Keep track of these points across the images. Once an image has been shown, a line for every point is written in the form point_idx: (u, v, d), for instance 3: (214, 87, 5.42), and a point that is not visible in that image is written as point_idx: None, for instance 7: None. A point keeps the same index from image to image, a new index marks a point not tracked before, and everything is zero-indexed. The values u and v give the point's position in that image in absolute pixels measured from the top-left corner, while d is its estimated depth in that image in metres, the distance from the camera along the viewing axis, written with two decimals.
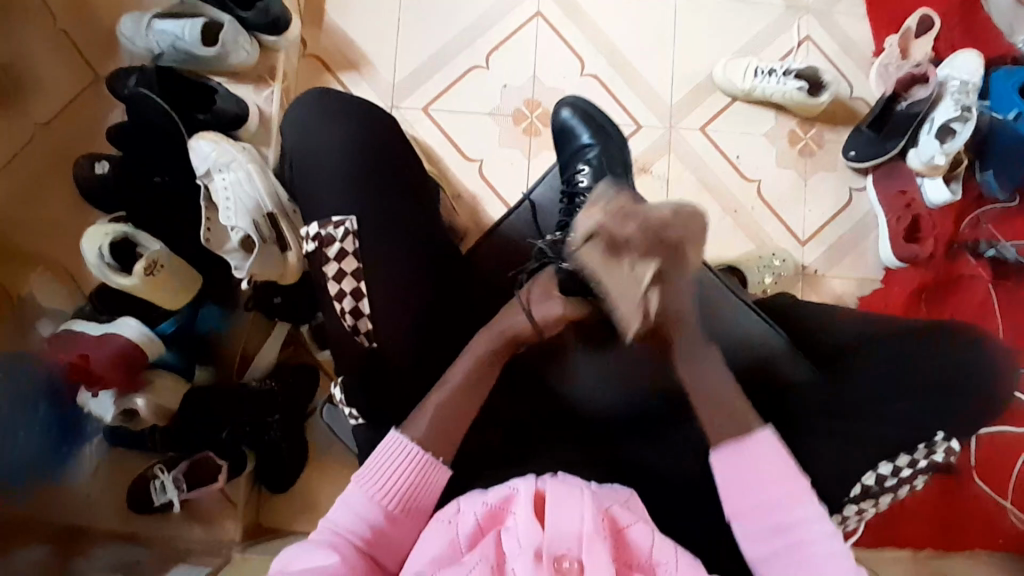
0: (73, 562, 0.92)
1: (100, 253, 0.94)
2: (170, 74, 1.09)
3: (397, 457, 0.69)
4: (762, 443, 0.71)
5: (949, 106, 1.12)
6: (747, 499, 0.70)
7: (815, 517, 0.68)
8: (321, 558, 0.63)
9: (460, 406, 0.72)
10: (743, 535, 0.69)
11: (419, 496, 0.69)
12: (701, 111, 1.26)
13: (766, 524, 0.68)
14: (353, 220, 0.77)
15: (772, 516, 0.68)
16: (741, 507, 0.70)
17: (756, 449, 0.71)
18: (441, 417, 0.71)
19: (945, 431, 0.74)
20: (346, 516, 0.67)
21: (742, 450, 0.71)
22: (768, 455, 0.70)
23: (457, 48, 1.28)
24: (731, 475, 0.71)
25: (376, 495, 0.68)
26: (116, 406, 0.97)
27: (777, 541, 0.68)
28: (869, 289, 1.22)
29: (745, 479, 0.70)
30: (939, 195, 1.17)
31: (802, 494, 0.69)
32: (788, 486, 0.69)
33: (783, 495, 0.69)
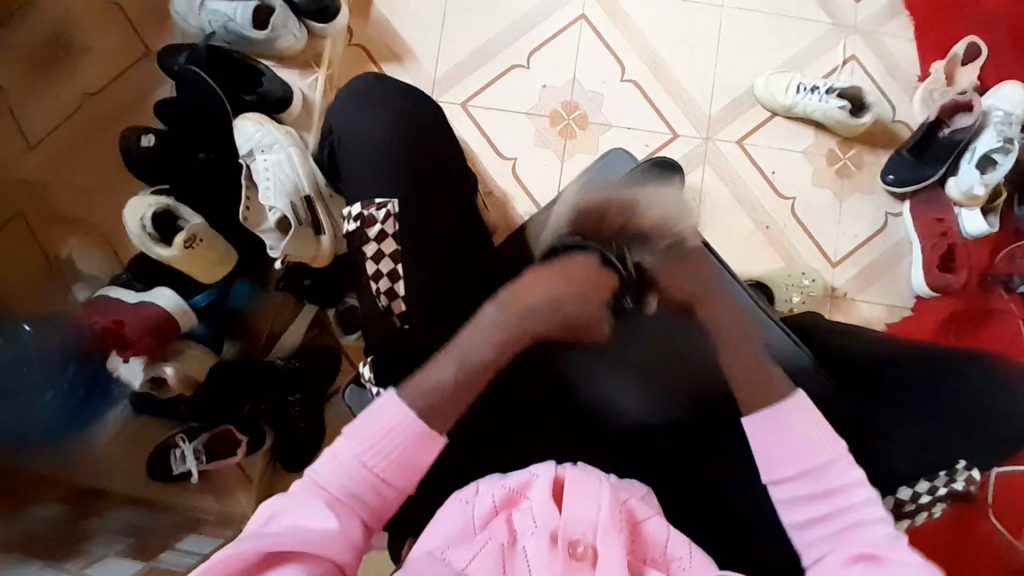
0: (88, 522, 0.96)
1: (142, 223, 0.96)
2: (222, 53, 1.11)
3: (390, 418, 0.65)
4: (797, 408, 0.69)
5: (991, 136, 1.11)
6: (784, 465, 0.68)
7: (856, 484, 0.66)
8: (311, 519, 0.60)
9: (468, 383, 0.69)
10: (782, 503, 0.68)
11: (412, 460, 0.65)
12: (740, 124, 1.26)
13: (806, 491, 0.67)
14: (395, 204, 0.79)
15: (811, 482, 0.67)
16: (777, 472, 0.68)
17: (796, 414, 0.69)
18: (448, 396, 0.67)
19: (967, 460, 0.74)
20: (334, 474, 0.63)
21: (778, 417, 0.69)
22: (806, 418, 0.69)
23: (499, 46, 1.29)
24: (767, 439, 0.69)
25: (368, 458, 0.64)
26: (144, 372, 1.00)
27: (818, 507, 0.66)
28: (898, 317, 1.20)
29: (783, 441, 0.69)
30: (977, 226, 1.15)
31: (839, 463, 0.67)
32: (828, 454, 0.67)
33: (821, 460, 0.67)
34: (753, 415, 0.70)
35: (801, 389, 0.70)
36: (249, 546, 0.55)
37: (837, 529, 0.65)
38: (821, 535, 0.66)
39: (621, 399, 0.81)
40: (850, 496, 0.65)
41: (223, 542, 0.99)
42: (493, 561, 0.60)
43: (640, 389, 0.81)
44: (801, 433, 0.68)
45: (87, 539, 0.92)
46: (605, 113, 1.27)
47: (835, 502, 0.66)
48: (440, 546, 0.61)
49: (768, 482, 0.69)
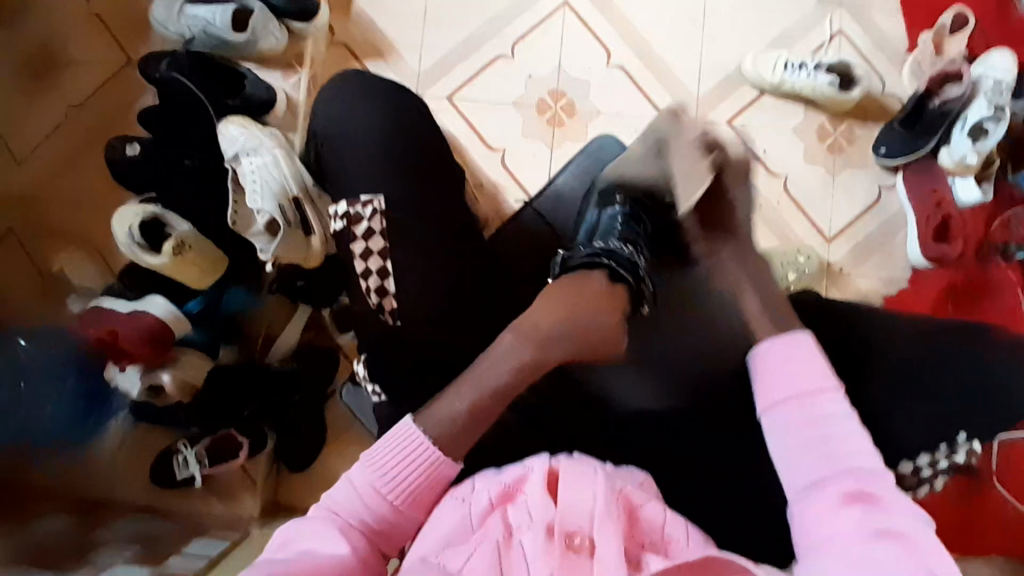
0: (95, 532, 0.97)
1: (129, 233, 0.96)
2: (206, 58, 1.11)
3: (405, 445, 0.65)
4: (797, 344, 0.73)
5: (983, 105, 1.08)
6: (778, 394, 0.71)
7: (848, 417, 0.67)
8: (324, 544, 0.60)
9: (480, 416, 0.67)
10: (773, 430, 0.69)
11: (426, 489, 0.65)
12: (730, 103, 1.25)
13: (796, 417, 0.68)
14: (380, 200, 0.78)
15: (805, 409, 0.68)
16: (771, 400, 0.71)
17: (800, 347, 0.73)
18: (457, 429, 0.66)
19: (967, 431, 0.75)
20: (349, 498, 0.64)
21: (782, 348, 0.73)
22: (808, 354, 0.72)
23: (483, 36, 1.28)
24: (767, 370, 0.73)
25: (381, 485, 0.64)
26: (143, 380, 1.00)
27: (806, 434, 0.67)
28: (896, 289, 1.20)
29: (784, 373, 0.72)
30: (970, 195, 1.13)
31: (833, 396, 0.69)
32: (825, 385, 0.69)
33: (814, 390, 0.69)
34: (761, 348, 0.75)
35: (804, 329, 0.75)
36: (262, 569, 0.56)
37: (826, 459, 0.65)
38: (807, 462, 0.66)
39: (623, 386, 0.81)
40: (841, 425, 0.67)
41: (231, 543, 0.99)
42: (490, 557, 0.60)
43: (641, 379, 0.82)
44: (802, 365, 0.71)
45: (94, 548, 0.92)
46: (592, 99, 1.26)
47: (825, 431, 0.67)
48: (434, 550, 0.61)
49: (761, 411, 0.71)
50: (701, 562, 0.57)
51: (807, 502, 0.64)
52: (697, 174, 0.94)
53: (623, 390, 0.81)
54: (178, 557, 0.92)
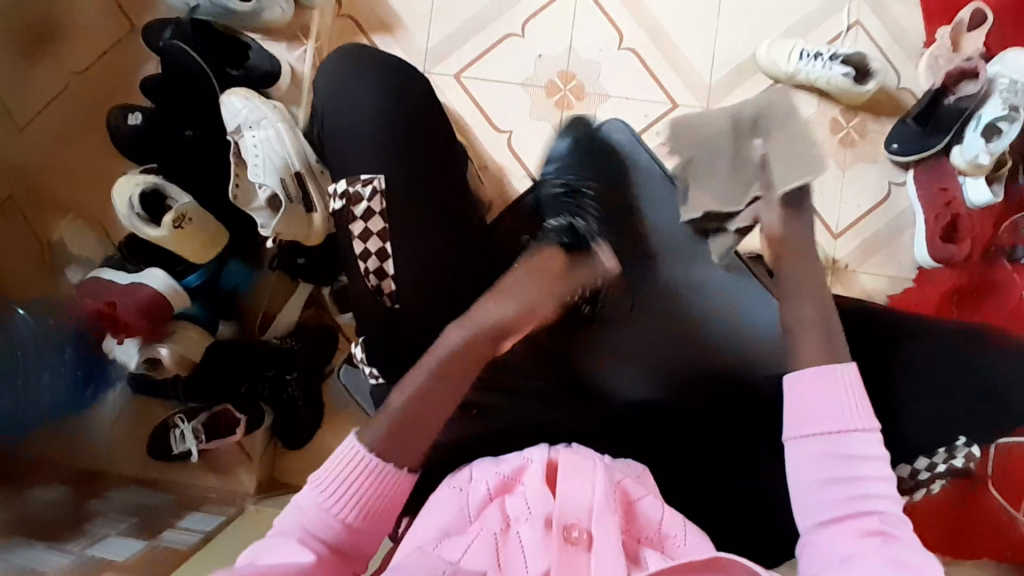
0: (90, 503, 0.97)
1: (131, 204, 0.95)
2: (204, 27, 1.09)
3: (347, 461, 0.66)
4: (840, 380, 0.67)
5: (997, 104, 1.06)
6: (810, 424, 0.66)
7: (878, 458, 0.64)
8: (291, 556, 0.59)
9: (423, 409, 0.70)
10: (796, 460, 0.66)
11: (380, 500, 0.66)
12: (742, 93, 1.23)
13: (830, 454, 0.65)
14: (381, 180, 0.77)
15: (839, 446, 0.64)
16: (802, 433, 0.66)
17: (841, 378, 0.67)
18: (398, 428, 0.68)
19: (967, 437, 0.77)
20: (296, 522, 0.64)
21: (820, 378, 0.67)
22: (848, 387, 0.67)
23: (493, 13, 1.25)
24: (801, 399, 0.67)
25: (329, 505, 0.64)
26: (140, 353, 1.00)
27: (835, 468, 0.64)
28: (901, 288, 1.19)
29: (820, 404, 0.67)
30: (981, 196, 1.12)
31: (868, 433, 0.65)
32: (861, 422, 0.65)
33: (850, 428, 0.65)
34: (792, 377, 0.69)
35: (852, 363, 0.69)
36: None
37: (850, 496, 0.63)
38: (830, 499, 0.63)
39: (622, 385, 0.81)
40: (870, 466, 0.64)
41: (226, 519, 0.99)
42: (488, 548, 0.60)
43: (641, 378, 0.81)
44: (842, 398, 0.66)
45: (89, 519, 0.92)
46: (602, 83, 1.23)
47: (852, 470, 0.64)
48: (430, 541, 0.62)
49: (788, 440, 0.67)
50: (701, 565, 0.57)
51: (823, 537, 0.63)
52: (803, 162, 0.79)
53: (623, 388, 0.81)
54: (172, 531, 0.92)
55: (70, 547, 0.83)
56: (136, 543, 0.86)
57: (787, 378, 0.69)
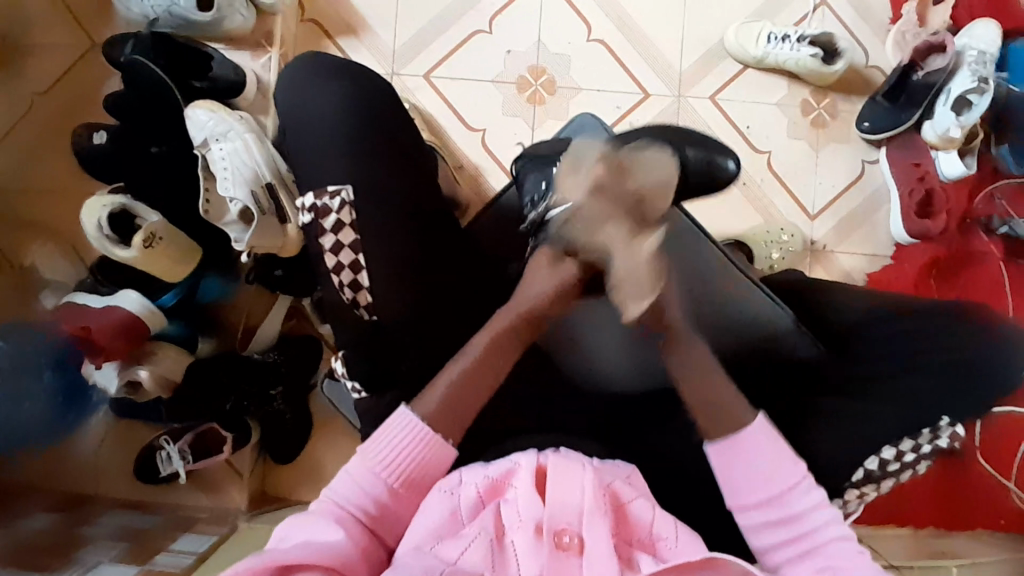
0: (78, 531, 0.96)
1: (99, 225, 0.92)
2: (170, 40, 1.05)
3: (402, 433, 0.68)
4: (756, 439, 0.68)
5: (967, 77, 1.09)
6: (744, 491, 0.68)
7: (816, 503, 0.66)
8: (327, 532, 0.61)
9: (462, 390, 0.70)
10: (750, 526, 0.68)
11: (424, 475, 0.68)
12: (712, 79, 1.23)
13: (769, 516, 0.67)
14: (349, 190, 0.74)
15: (776, 506, 0.67)
16: (742, 499, 0.68)
17: (757, 443, 0.68)
18: (444, 407, 0.69)
19: (949, 417, 0.73)
20: (348, 488, 0.66)
21: (736, 451, 0.68)
22: (767, 447, 0.68)
23: (459, 11, 1.24)
24: (728, 472, 0.69)
25: (379, 469, 0.66)
26: (119, 377, 0.98)
27: (781, 528, 0.66)
28: (879, 266, 1.19)
29: (745, 471, 0.68)
30: (954, 169, 1.13)
31: (800, 484, 0.67)
32: (788, 478, 0.67)
33: (783, 487, 0.67)
34: (716, 445, 0.69)
35: (761, 414, 0.69)
36: (258, 560, 0.55)
37: (799, 543, 0.65)
38: (785, 549, 0.66)
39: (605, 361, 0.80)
40: (809, 514, 0.66)
41: (220, 538, 0.99)
42: (483, 552, 0.61)
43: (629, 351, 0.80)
44: (764, 460, 0.68)
45: (81, 546, 0.91)
46: (573, 76, 1.23)
47: (795, 519, 0.66)
48: (428, 541, 0.62)
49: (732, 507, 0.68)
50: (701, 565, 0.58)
51: None
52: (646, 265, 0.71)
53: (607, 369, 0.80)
54: (166, 554, 0.91)
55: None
56: (129, 568, 0.85)
57: (708, 450, 0.70)
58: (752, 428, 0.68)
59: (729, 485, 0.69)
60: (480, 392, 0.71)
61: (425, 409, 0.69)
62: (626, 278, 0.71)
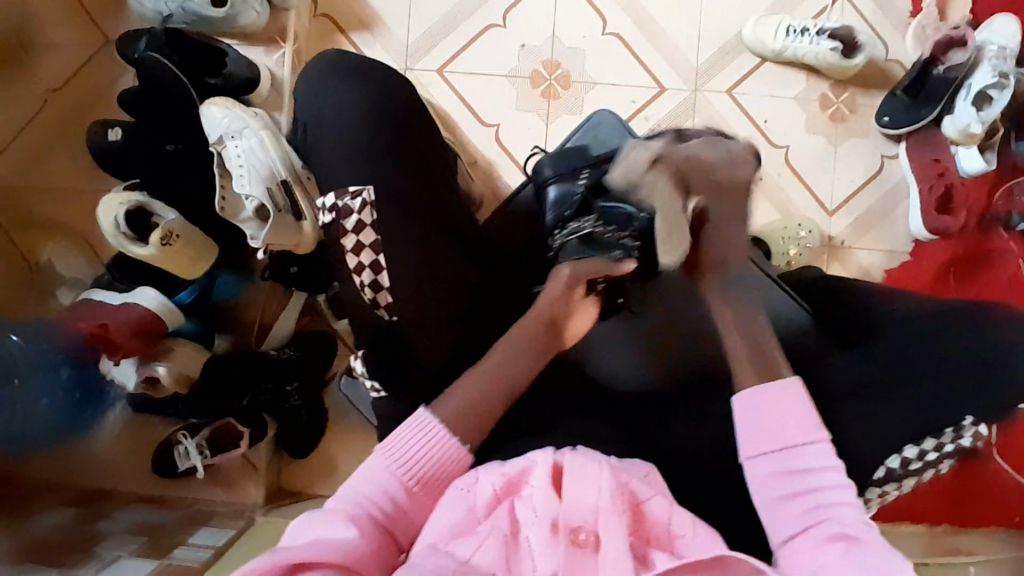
0: (98, 526, 0.97)
1: (116, 223, 0.93)
2: (180, 37, 1.04)
3: (419, 434, 0.68)
4: (789, 393, 0.68)
5: (986, 73, 1.06)
6: (762, 443, 0.67)
7: (832, 470, 0.65)
8: (340, 528, 0.61)
9: (484, 392, 0.71)
10: (757, 479, 0.66)
11: (440, 476, 0.68)
12: (729, 73, 1.21)
13: (782, 471, 0.66)
14: (370, 191, 0.74)
15: (791, 466, 0.65)
16: (758, 448, 0.67)
17: (788, 397, 0.68)
18: (465, 403, 0.70)
19: (975, 415, 0.72)
20: (365, 484, 0.66)
21: (763, 396, 0.68)
22: (796, 405, 0.68)
23: (474, 4, 1.23)
24: (752, 418, 0.68)
25: (396, 470, 0.66)
26: (137, 374, 0.98)
27: (792, 487, 0.65)
28: (897, 262, 1.18)
29: (768, 422, 0.67)
30: (974, 165, 1.11)
31: (822, 449, 0.66)
32: (811, 439, 0.66)
33: (803, 445, 0.66)
34: (744, 395, 0.69)
35: (796, 376, 0.70)
36: (271, 559, 0.55)
37: (807, 506, 0.64)
38: (794, 511, 0.64)
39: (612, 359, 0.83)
40: (824, 480, 0.64)
41: (236, 533, 0.99)
42: (498, 550, 0.60)
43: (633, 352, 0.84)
44: (789, 415, 0.67)
45: (98, 542, 0.92)
46: (587, 70, 1.21)
47: (808, 482, 0.65)
48: (442, 539, 0.62)
49: (745, 458, 0.67)
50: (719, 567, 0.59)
51: (792, 551, 0.63)
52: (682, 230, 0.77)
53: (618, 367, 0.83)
54: (182, 550, 0.92)
55: (83, 571, 0.83)
56: (146, 564, 0.86)
57: (736, 397, 0.69)
58: (786, 382, 0.68)
59: (744, 432, 0.68)
60: (502, 394, 0.72)
61: (447, 410, 0.70)
62: (664, 217, 0.76)
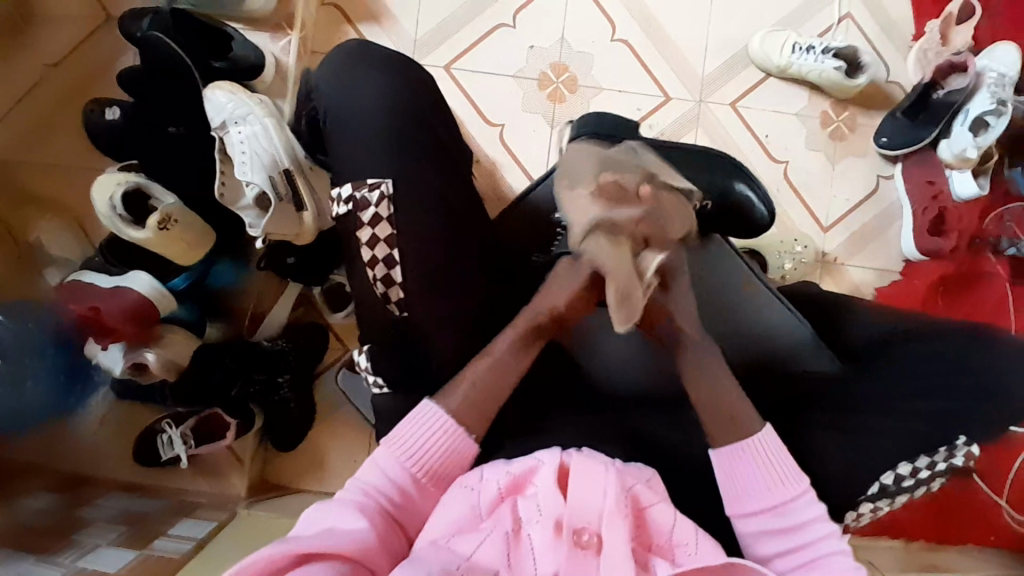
0: (78, 512, 0.95)
1: (111, 204, 0.90)
2: (188, 18, 1.02)
3: (428, 425, 0.68)
4: (763, 447, 0.68)
5: (985, 98, 1.08)
6: (747, 503, 0.67)
7: (817, 517, 0.66)
8: (349, 521, 0.61)
9: (491, 385, 0.71)
10: (748, 536, 0.67)
11: (448, 470, 0.68)
12: (734, 86, 1.22)
13: (773, 526, 0.66)
14: (388, 184, 0.73)
15: (778, 520, 0.66)
16: (744, 508, 0.67)
17: (764, 449, 0.68)
18: (473, 394, 0.70)
19: (967, 435, 0.73)
20: (376, 475, 0.66)
21: (745, 455, 0.68)
22: (773, 458, 0.68)
23: (483, 3, 1.22)
24: (734, 477, 0.68)
25: (405, 462, 0.66)
26: (126, 359, 0.96)
27: (784, 543, 0.66)
28: (888, 282, 1.20)
29: (747, 481, 0.68)
30: (967, 189, 1.13)
31: (805, 498, 0.67)
32: (793, 489, 0.67)
33: (787, 498, 0.66)
34: (723, 449, 0.69)
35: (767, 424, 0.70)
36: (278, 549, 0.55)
37: (801, 561, 0.65)
38: (786, 568, 0.65)
39: (613, 356, 0.81)
40: (812, 529, 0.66)
41: (218, 525, 0.97)
42: (500, 547, 0.60)
43: (632, 355, 0.81)
44: (763, 471, 0.67)
45: (79, 529, 0.90)
46: (595, 75, 1.22)
47: (796, 535, 0.66)
48: (444, 535, 0.62)
49: (733, 516, 0.68)
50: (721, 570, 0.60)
51: None
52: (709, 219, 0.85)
53: (611, 365, 0.81)
54: (165, 540, 0.90)
55: (62, 559, 0.80)
56: (127, 553, 0.84)
57: (715, 458, 0.70)
58: (757, 439, 0.68)
59: (731, 491, 0.68)
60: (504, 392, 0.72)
61: (455, 403, 0.70)
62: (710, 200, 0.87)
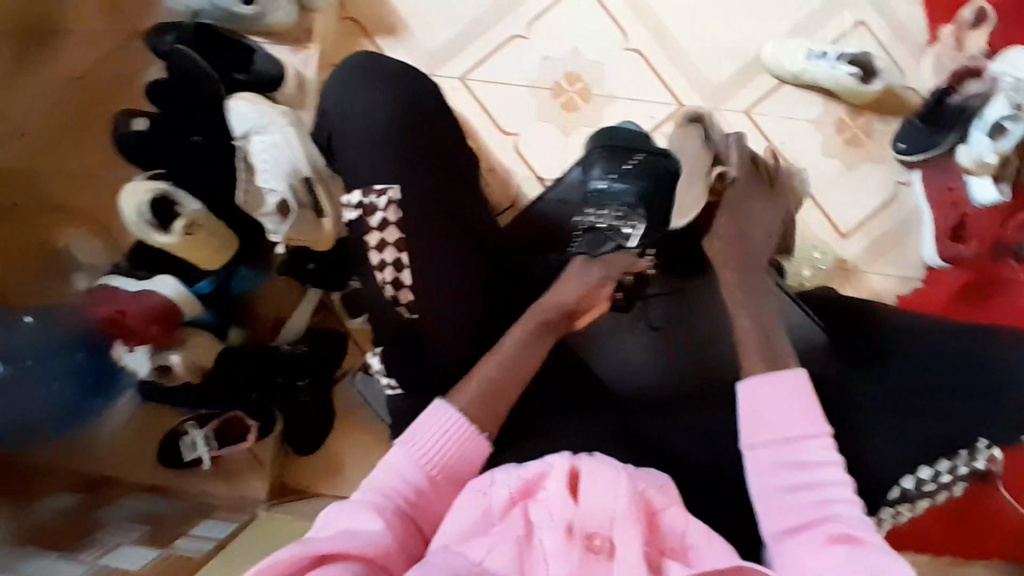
0: (101, 511, 0.97)
1: (139, 211, 0.93)
2: (210, 32, 1.08)
3: (441, 425, 0.69)
4: (793, 381, 0.69)
5: (1002, 103, 1.06)
6: (762, 431, 0.68)
7: (833, 463, 0.65)
8: (367, 523, 0.62)
9: (501, 385, 0.72)
10: (758, 470, 0.67)
11: (460, 470, 0.69)
12: (747, 93, 1.23)
13: (786, 462, 0.66)
14: (395, 189, 0.75)
15: (793, 458, 0.66)
16: (760, 438, 0.67)
17: (788, 385, 0.69)
18: (484, 394, 0.71)
19: (990, 439, 0.73)
20: (390, 476, 0.67)
21: (768, 384, 0.69)
22: (795, 394, 0.68)
23: (498, 15, 1.25)
24: (756, 407, 0.69)
25: (420, 460, 0.67)
26: (150, 361, 0.99)
27: (795, 479, 0.65)
28: (911, 288, 1.19)
29: (769, 413, 0.68)
30: (988, 195, 1.10)
31: (821, 440, 0.66)
32: (814, 428, 0.67)
33: (806, 434, 0.67)
34: (749, 380, 0.70)
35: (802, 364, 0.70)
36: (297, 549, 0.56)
37: (809, 504, 0.64)
38: (793, 506, 0.64)
39: (624, 360, 0.82)
40: (826, 474, 0.65)
41: (238, 527, 0.99)
42: (511, 551, 0.60)
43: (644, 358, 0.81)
44: (789, 408, 0.68)
45: (103, 528, 0.92)
46: (608, 84, 1.23)
47: (809, 477, 0.65)
48: (454, 541, 0.62)
49: (746, 446, 0.68)
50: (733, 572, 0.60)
51: (791, 545, 0.63)
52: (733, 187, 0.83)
53: (620, 369, 0.82)
54: (186, 540, 0.92)
55: (84, 557, 0.82)
56: (150, 551, 0.86)
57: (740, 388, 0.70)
58: (790, 373, 0.69)
59: (746, 427, 0.68)
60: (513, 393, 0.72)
61: (465, 402, 0.71)
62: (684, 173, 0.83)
